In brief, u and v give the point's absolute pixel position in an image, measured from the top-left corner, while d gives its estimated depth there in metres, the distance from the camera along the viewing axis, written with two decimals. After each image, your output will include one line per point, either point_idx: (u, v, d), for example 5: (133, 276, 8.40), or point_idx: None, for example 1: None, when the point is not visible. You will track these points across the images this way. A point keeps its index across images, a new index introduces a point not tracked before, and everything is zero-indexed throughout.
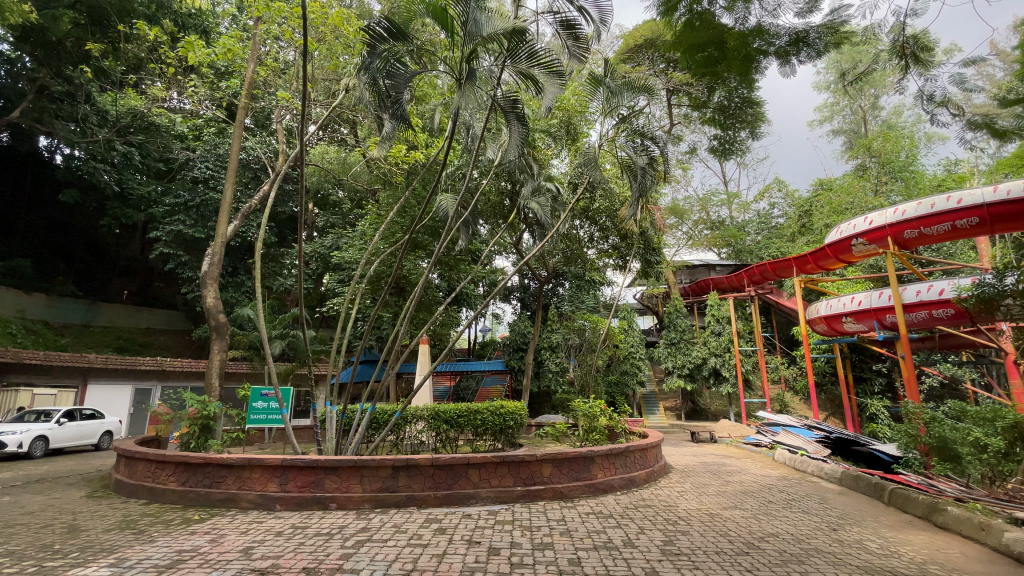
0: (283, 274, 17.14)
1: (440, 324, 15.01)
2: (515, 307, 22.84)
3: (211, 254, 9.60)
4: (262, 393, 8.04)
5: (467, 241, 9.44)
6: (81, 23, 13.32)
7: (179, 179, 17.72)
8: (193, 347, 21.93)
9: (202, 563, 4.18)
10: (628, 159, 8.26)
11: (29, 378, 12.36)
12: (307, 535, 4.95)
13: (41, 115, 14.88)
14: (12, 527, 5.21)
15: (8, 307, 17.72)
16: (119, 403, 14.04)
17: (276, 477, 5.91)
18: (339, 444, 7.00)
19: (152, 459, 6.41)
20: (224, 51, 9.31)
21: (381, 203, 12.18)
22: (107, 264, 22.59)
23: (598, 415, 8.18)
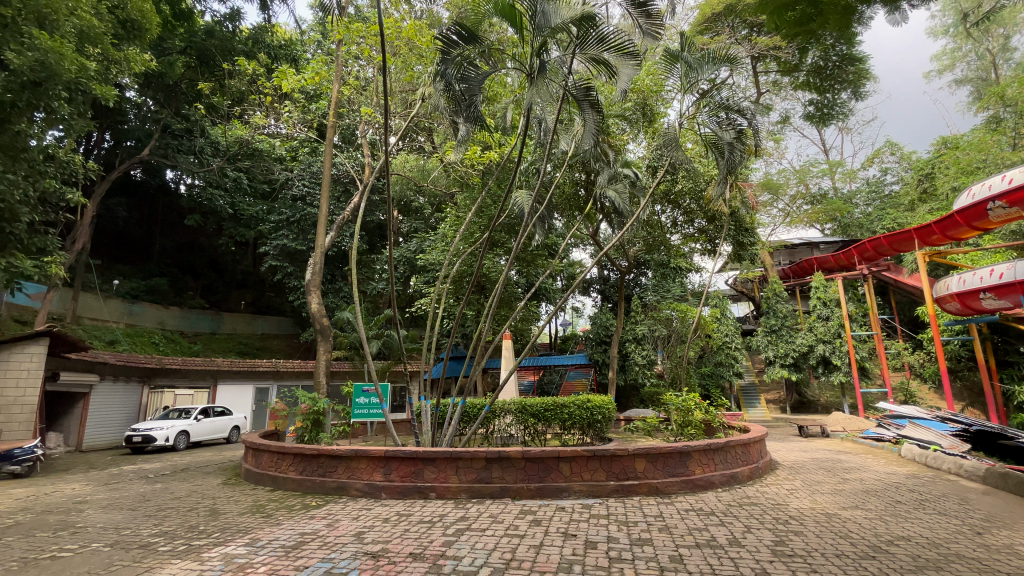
0: (374, 278, 18.29)
1: (522, 319, 15.20)
2: (595, 299, 22.47)
3: (312, 264, 10.41)
4: (364, 390, 8.59)
5: (544, 235, 9.43)
6: (193, 66, 15.09)
7: (281, 198, 19.54)
8: (300, 349, 24.09)
9: (321, 545, 4.55)
10: (712, 136, 7.79)
11: (172, 381, 14.56)
12: (411, 522, 5.22)
13: (167, 152, 17.01)
14: (165, 510, 6.01)
15: (152, 320, 20.55)
16: (243, 401, 15.77)
17: (381, 467, 6.32)
18: (434, 436, 7.32)
19: (274, 450, 7.10)
20: (312, 76, 10.10)
21: (460, 205, 12.50)
22: (226, 278, 25.48)
23: (693, 408, 7.80)
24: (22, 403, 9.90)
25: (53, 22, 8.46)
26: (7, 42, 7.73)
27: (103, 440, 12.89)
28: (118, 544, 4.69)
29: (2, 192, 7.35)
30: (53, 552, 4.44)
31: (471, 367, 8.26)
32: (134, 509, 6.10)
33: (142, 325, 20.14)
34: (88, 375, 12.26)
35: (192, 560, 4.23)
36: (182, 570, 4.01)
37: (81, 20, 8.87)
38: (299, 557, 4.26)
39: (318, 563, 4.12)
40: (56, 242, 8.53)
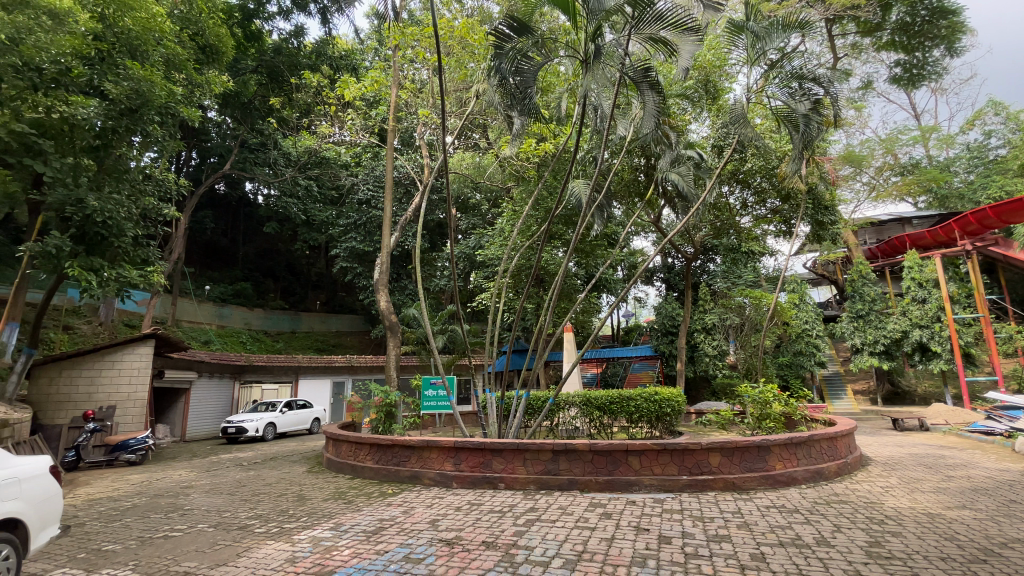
0: (437, 275, 18.80)
1: (582, 311, 15.06)
2: (659, 288, 21.84)
3: (379, 264, 10.85)
4: (431, 382, 8.85)
5: (603, 225, 9.25)
6: (264, 83, 16.16)
7: (349, 203, 20.57)
8: (371, 345, 25.31)
9: (399, 531, 4.76)
10: (785, 109, 7.26)
11: (259, 376, 15.75)
12: (483, 511, 5.33)
13: (246, 166, 18.39)
14: (258, 495, 6.54)
15: (239, 322, 22.36)
16: (322, 395, 16.79)
17: (451, 458, 6.51)
18: (501, 428, 7.42)
19: (352, 440, 7.51)
20: (373, 83, 10.53)
21: (516, 199, 12.50)
22: (302, 280, 27.22)
23: (771, 400, 7.38)
24: (133, 399, 11.13)
25: (144, 52, 9.36)
26: (109, 75, 8.66)
27: (203, 431, 14.19)
28: (221, 526, 5.15)
29: (111, 211, 8.23)
30: (166, 532, 4.96)
31: (534, 360, 8.22)
32: (232, 493, 6.70)
33: (232, 326, 21.96)
34: (188, 372, 13.55)
35: (284, 541, 4.57)
36: (276, 550, 4.35)
37: (167, 49, 9.81)
38: (379, 542, 4.47)
39: (397, 549, 4.31)
40: (156, 253, 9.40)
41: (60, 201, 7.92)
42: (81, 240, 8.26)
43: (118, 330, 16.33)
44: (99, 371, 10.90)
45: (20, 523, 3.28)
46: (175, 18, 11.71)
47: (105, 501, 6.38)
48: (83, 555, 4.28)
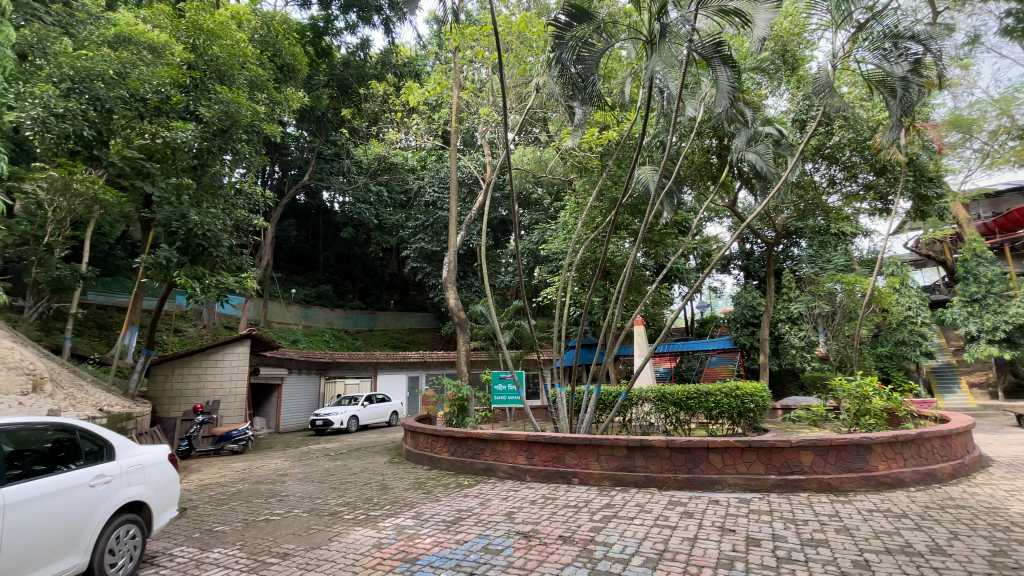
0: (502, 272, 19.02)
1: (653, 303, 14.58)
2: (736, 277, 20.72)
3: (447, 262, 11.12)
4: (501, 377, 8.94)
5: (673, 212, 8.88)
6: (335, 97, 17.12)
7: (416, 206, 21.31)
8: (441, 342, 26.12)
9: (477, 522, 4.85)
10: (878, 73, 6.57)
11: (341, 372, 16.74)
12: (558, 505, 5.31)
13: (323, 176, 19.61)
14: (346, 483, 6.95)
15: (322, 321, 23.91)
16: (398, 389, 17.58)
17: (524, 451, 6.56)
18: (572, 423, 7.33)
19: (429, 432, 7.78)
20: (435, 87, 10.79)
21: (579, 191, 12.19)
22: (377, 281, 28.61)
23: (871, 395, 6.74)
24: (234, 394, 12.22)
25: (230, 76, 10.27)
26: (202, 100, 9.54)
27: (295, 423, 15.33)
28: (313, 511, 5.52)
29: (210, 223, 9.06)
30: (268, 515, 5.40)
31: (604, 354, 7.94)
32: (323, 481, 7.18)
33: (315, 325, 23.53)
34: (280, 369, 14.70)
35: (370, 528, 4.81)
36: (363, 536, 4.59)
37: (250, 72, 10.67)
38: (458, 532, 4.59)
39: (476, 539, 4.39)
40: (248, 261, 10.20)
41: (167, 217, 8.85)
42: (186, 251, 9.13)
43: (219, 332, 18.05)
44: (205, 369, 12.09)
45: (145, 505, 3.70)
46: (256, 42, 12.74)
47: (215, 486, 7.09)
48: (198, 535, 4.76)
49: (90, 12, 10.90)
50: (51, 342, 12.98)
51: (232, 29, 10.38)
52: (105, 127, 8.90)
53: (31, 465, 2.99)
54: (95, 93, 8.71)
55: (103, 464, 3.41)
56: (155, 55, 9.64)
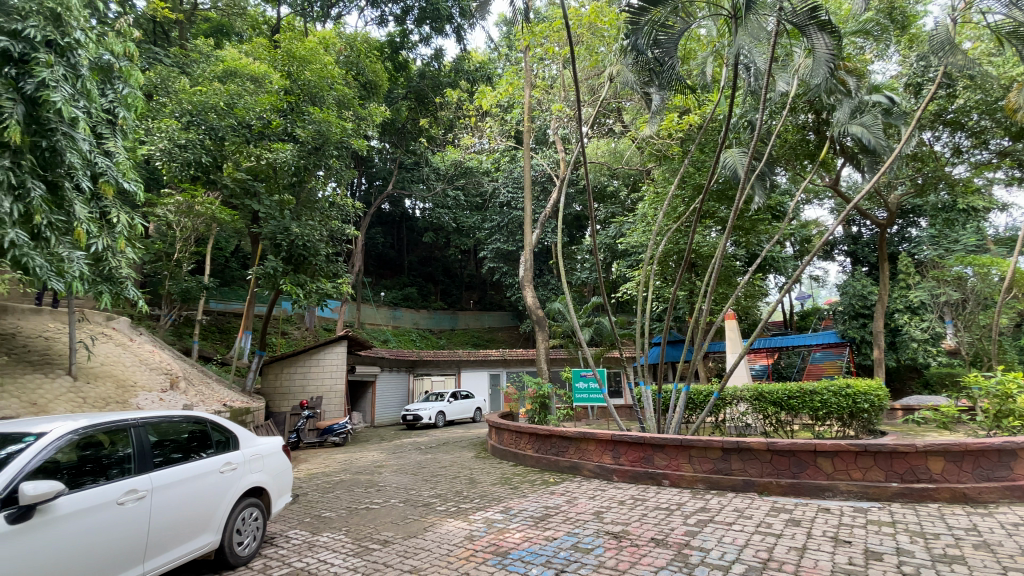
0: (579, 268, 18.83)
1: (745, 295, 13.61)
2: (842, 264, 18.89)
3: (524, 260, 11.18)
4: (582, 375, 8.86)
5: (766, 195, 8.26)
6: (413, 107, 17.92)
7: (492, 207, 21.70)
8: (521, 340, 26.42)
9: (565, 520, 4.83)
10: (1014, 21, 5.64)
11: (428, 370, 17.49)
12: (648, 507, 5.14)
13: (405, 184, 20.63)
14: (436, 476, 7.24)
15: (408, 322, 25.16)
16: (482, 386, 18.06)
17: (610, 450, 6.43)
18: (660, 422, 7.04)
19: (513, 429, 7.88)
20: (507, 88, 10.93)
21: (658, 180, 11.65)
22: (457, 282, 29.60)
23: (1016, 394, 5.79)
24: (334, 391, 13.21)
25: (320, 97, 11.09)
26: (297, 122, 10.48)
27: (388, 417, 16.26)
28: (408, 502, 5.81)
29: (308, 235, 9.89)
30: (368, 504, 5.78)
31: (693, 351, 7.52)
32: (416, 474, 7.54)
33: (402, 326, 24.80)
34: (373, 367, 15.65)
35: (462, 520, 4.96)
36: (456, 528, 4.74)
37: (338, 92, 11.47)
38: (547, 528, 4.59)
39: (566, 537, 4.38)
40: (343, 267, 10.90)
41: (272, 231, 9.75)
42: (289, 261, 10.01)
43: (318, 334, 19.62)
44: (309, 368, 13.23)
45: (265, 491, 4.11)
46: (342, 63, 13.69)
47: (321, 475, 7.70)
48: (310, 519, 5.20)
49: (202, 52, 12.31)
50: (183, 345, 14.85)
51: (320, 54, 11.23)
52: (219, 153, 9.95)
53: (171, 453, 3.39)
54: (209, 124, 9.76)
55: (230, 452, 3.83)
56: (256, 85, 10.69)
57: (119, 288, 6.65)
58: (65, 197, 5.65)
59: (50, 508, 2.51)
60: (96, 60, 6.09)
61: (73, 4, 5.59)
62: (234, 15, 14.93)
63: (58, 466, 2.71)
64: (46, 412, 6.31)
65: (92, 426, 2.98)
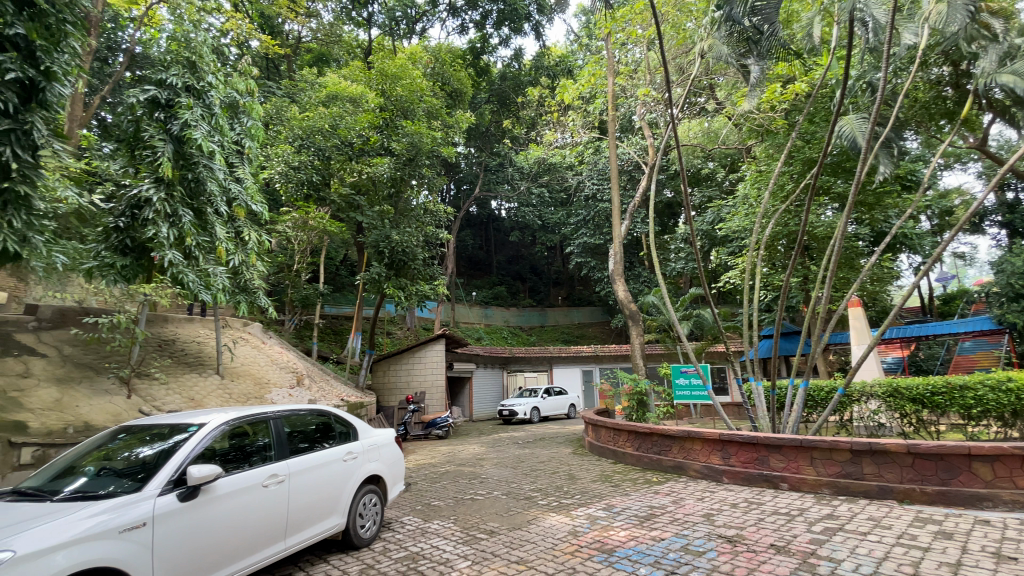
0: (673, 259, 18.00)
1: (871, 279, 12.07)
2: (995, 237, 16.13)
3: (614, 253, 10.90)
4: (683, 370, 8.44)
5: (891, 163, 7.29)
6: (495, 109, 18.30)
7: (578, 201, 21.47)
8: (613, 335, 25.87)
9: (672, 521, 4.64)
10: None
11: (522, 366, 17.79)
12: (765, 511, 4.77)
13: (491, 186, 21.14)
14: (536, 471, 7.34)
15: (499, 320, 25.81)
16: (575, 382, 17.96)
17: (718, 450, 6.07)
18: (774, 421, 6.48)
19: (611, 427, 7.76)
20: (589, 78, 10.76)
21: (759, 158, 10.76)
22: (545, 278, 29.75)
23: None
24: (435, 386, 13.92)
25: (411, 110, 11.73)
26: (393, 136, 11.20)
27: (484, 413, 16.79)
28: (511, 495, 5.95)
29: (406, 241, 10.52)
30: (474, 495, 6.01)
31: (811, 344, 6.82)
32: (516, 467, 7.69)
33: (494, 324, 25.48)
34: (468, 364, 16.24)
35: (565, 515, 4.97)
36: (559, 522, 4.77)
37: (427, 103, 12.08)
38: (654, 528, 4.45)
39: (674, 538, 4.21)
40: (438, 270, 11.43)
41: (375, 240, 10.48)
42: (391, 266, 10.72)
43: (418, 333, 20.79)
44: (411, 365, 14.07)
45: (381, 479, 4.43)
46: (430, 75, 14.41)
47: (428, 466, 8.15)
48: (421, 507, 5.53)
49: (308, 81, 13.58)
50: (305, 347, 16.51)
51: (409, 69, 11.83)
52: (327, 172, 10.91)
53: (299, 443, 3.76)
54: (317, 146, 10.72)
55: (350, 442, 4.19)
56: (355, 104, 11.46)
57: (253, 297, 7.55)
58: (208, 220, 6.49)
59: (211, 488, 2.91)
60: (226, 98, 6.89)
61: (205, 52, 6.43)
62: (333, 42, 16.27)
63: (214, 453, 3.15)
64: (202, 406, 7.38)
65: (238, 418, 3.42)
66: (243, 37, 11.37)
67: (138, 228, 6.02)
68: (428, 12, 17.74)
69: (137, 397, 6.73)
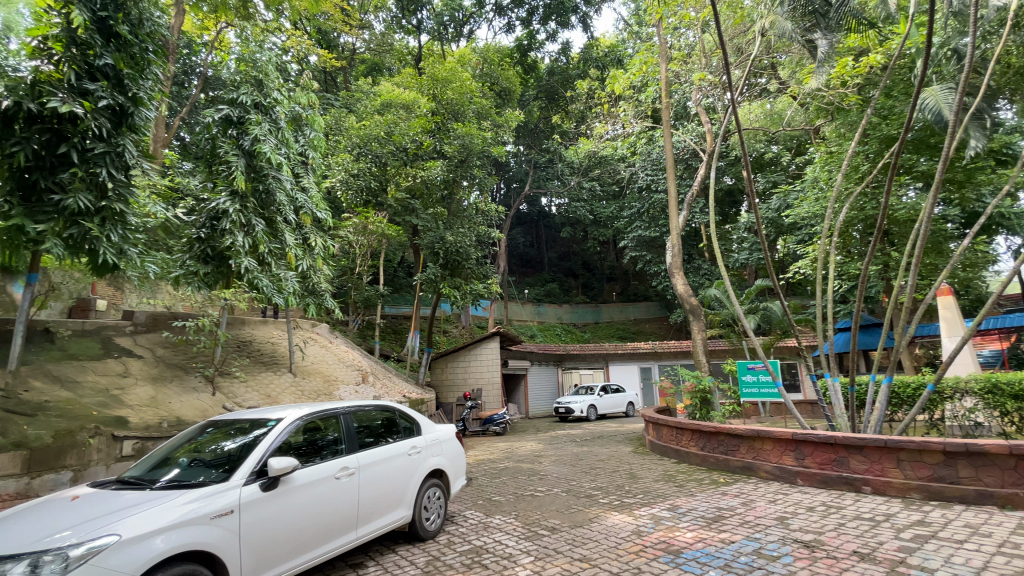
0: (734, 249, 17.21)
1: (963, 265, 10.97)
2: None
3: (671, 246, 10.56)
4: (749, 367, 8.05)
5: (984, 137, 6.60)
6: (544, 105, 18.22)
7: (631, 193, 20.98)
8: (672, 330, 25.09)
9: (742, 523, 4.45)
10: None
11: (578, 363, 17.67)
12: (846, 516, 4.46)
13: (541, 183, 21.09)
14: (596, 469, 7.26)
15: (553, 317, 25.73)
16: (633, 379, 17.60)
17: (791, 451, 5.73)
18: (854, 421, 6.02)
19: (673, 425, 7.53)
20: (640, 66, 10.48)
21: (829, 138, 10.06)
22: (599, 274, 29.34)
23: None
24: (491, 383, 14.10)
25: (462, 112, 11.96)
26: (445, 139, 11.45)
27: (540, 410, 16.83)
28: (571, 492, 5.92)
29: (460, 242, 10.73)
30: (534, 492, 6.03)
31: (894, 337, 6.28)
32: (575, 465, 7.64)
33: (548, 321, 25.44)
34: (523, 362, 16.32)
35: (627, 514, 4.89)
36: (622, 521, 4.70)
37: (477, 104, 12.27)
38: (722, 530, 4.28)
39: (744, 540, 4.03)
40: (491, 269, 11.57)
41: (430, 241, 10.75)
42: (446, 266, 10.97)
43: (473, 331, 21.13)
44: (468, 363, 14.31)
45: (445, 473, 4.54)
46: (478, 77, 14.58)
47: (487, 462, 8.28)
48: (482, 502, 5.62)
49: (363, 91, 14.14)
50: (367, 346, 17.24)
51: (458, 73, 12.09)
52: (383, 177, 11.32)
53: (367, 437, 3.91)
54: (374, 152, 11.11)
55: (414, 437, 4.31)
56: (408, 111, 11.75)
57: (320, 299, 7.95)
58: (279, 228, 6.89)
59: (289, 479, 3.11)
60: (290, 111, 7.30)
61: (270, 70, 6.86)
62: (385, 52, 16.84)
63: (290, 446, 3.33)
64: (277, 402, 7.88)
65: (311, 414, 3.61)
66: (303, 53, 11.98)
67: (217, 237, 6.42)
68: (474, 14, 17.93)
69: (220, 395, 7.29)
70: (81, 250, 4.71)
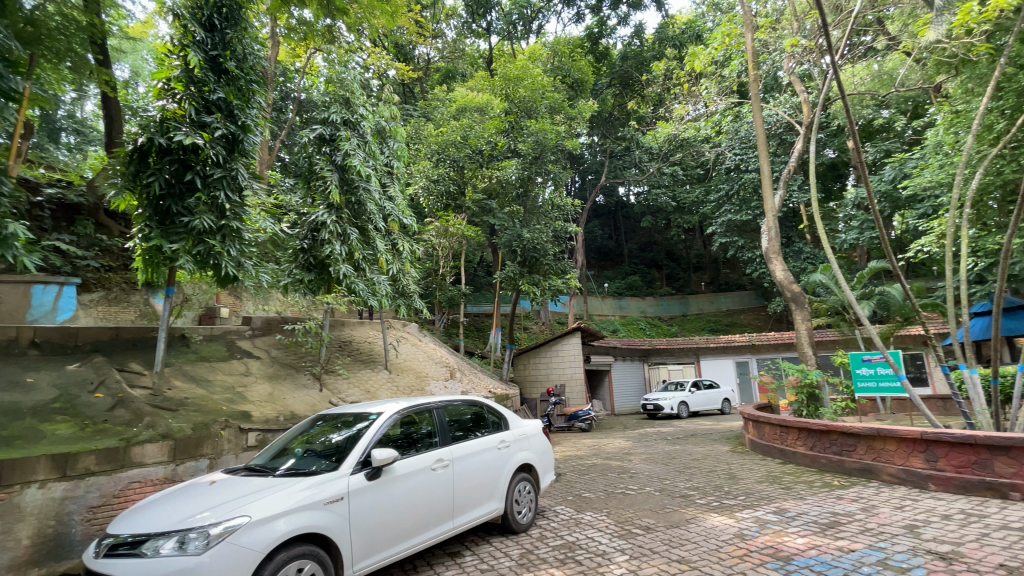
0: (841, 230, 15.61)
1: None
2: None
3: (766, 230, 9.79)
4: (864, 359, 7.27)
5: None
6: (618, 92, 17.72)
7: (716, 176, 19.78)
8: (771, 321, 23.33)
9: (862, 530, 4.02)
10: None
11: (665, 357, 17.02)
12: (992, 526, 3.87)
13: (617, 173, 20.55)
14: (690, 468, 6.95)
15: (636, 310, 24.99)
16: (727, 374, 16.63)
17: (920, 452, 5.08)
18: (1000, 419, 5.19)
19: (776, 423, 7.00)
20: (721, 40, 9.85)
21: (953, 95, 8.79)
22: (684, 264, 28.00)
23: None
24: (575, 379, 14.11)
25: (535, 108, 12.02)
26: (519, 137, 11.56)
27: (627, 407, 16.45)
28: (665, 491, 5.72)
29: (537, 238, 10.77)
30: (625, 490, 5.91)
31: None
32: (668, 464, 7.37)
33: (631, 314, 24.76)
34: (606, 357, 16.06)
35: (727, 516, 4.62)
36: (721, 523, 4.44)
37: (549, 100, 12.26)
38: (838, 538, 3.90)
39: (865, 550, 3.64)
40: (570, 264, 11.50)
41: (508, 240, 10.88)
42: (524, 264, 11.08)
43: (554, 327, 21.12)
44: (551, 359, 14.35)
45: (534, 467, 4.58)
46: (551, 71, 14.48)
47: (575, 458, 8.23)
48: (572, 498, 5.60)
49: (439, 98, 14.66)
50: (453, 344, 17.87)
51: (529, 70, 12.15)
52: (462, 180, 11.66)
53: (458, 431, 4.04)
54: (452, 157, 11.48)
55: (503, 432, 4.40)
56: (482, 113, 11.96)
57: (409, 300, 8.36)
58: (370, 235, 7.35)
59: (390, 469, 3.30)
60: (375, 125, 7.74)
61: (355, 88, 7.32)
62: (457, 58, 17.33)
63: (390, 439, 3.53)
64: (375, 398, 8.44)
65: (407, 408, 3.79)
66: (383, 69, 12.66)
67: (317, 247, 6.97)
68: (543, 8, 17.85)
69: (326, 391, 7.96)
70: (206, 264, 5.35)
